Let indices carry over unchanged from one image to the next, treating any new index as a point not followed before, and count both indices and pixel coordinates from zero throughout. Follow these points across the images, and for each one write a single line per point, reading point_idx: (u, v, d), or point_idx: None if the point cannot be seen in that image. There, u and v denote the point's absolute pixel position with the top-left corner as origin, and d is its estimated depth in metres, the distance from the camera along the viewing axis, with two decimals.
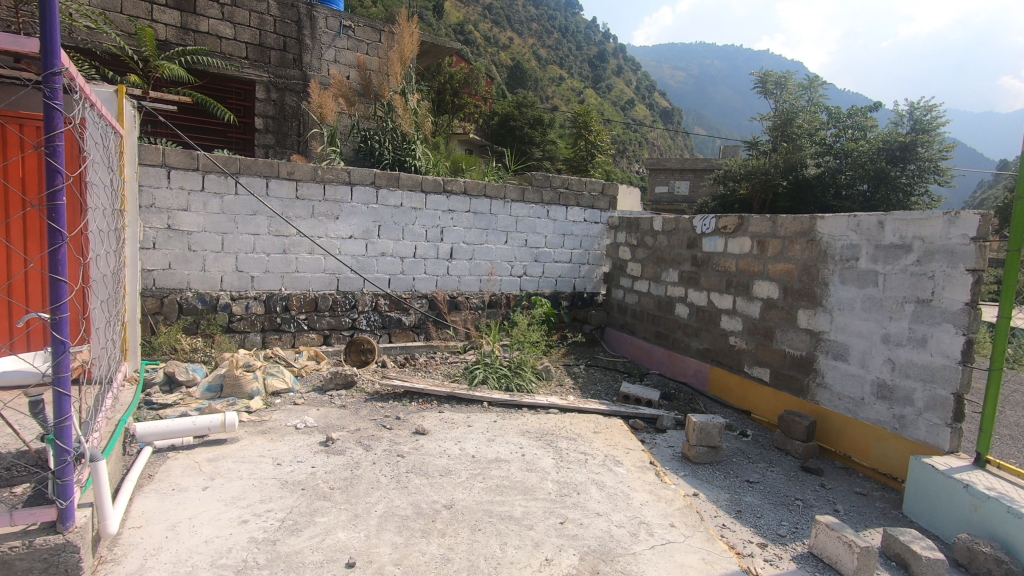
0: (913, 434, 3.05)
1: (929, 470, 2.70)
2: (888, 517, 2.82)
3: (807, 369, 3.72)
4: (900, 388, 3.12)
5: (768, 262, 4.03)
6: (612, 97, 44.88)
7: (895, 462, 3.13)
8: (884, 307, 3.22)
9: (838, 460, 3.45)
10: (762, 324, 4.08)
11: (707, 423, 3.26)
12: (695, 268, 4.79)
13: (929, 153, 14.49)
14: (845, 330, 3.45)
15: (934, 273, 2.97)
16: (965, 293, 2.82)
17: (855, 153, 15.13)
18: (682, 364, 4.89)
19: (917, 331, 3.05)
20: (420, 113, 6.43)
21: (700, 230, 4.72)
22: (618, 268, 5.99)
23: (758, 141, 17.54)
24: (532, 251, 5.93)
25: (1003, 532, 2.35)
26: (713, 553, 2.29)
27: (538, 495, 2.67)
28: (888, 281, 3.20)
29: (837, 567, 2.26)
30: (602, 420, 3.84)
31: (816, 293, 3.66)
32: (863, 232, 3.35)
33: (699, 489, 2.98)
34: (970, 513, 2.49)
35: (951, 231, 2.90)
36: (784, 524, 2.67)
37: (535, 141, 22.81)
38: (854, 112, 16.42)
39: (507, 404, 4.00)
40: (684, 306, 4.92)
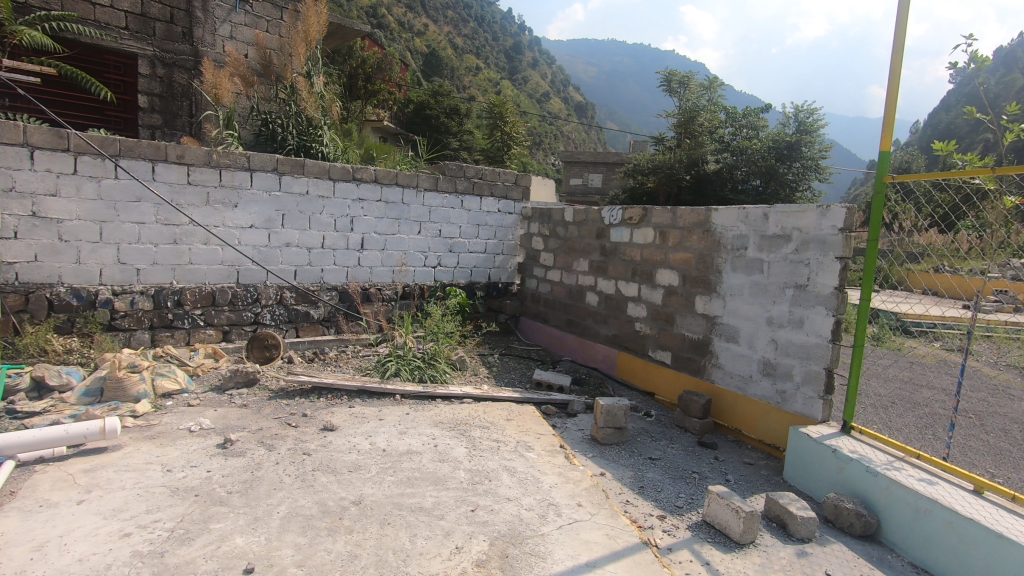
0: (793, 407, 3.36)
1: (804, 439, 2.99)
2: (770, 483, 3.09)
3: (703, 351, 3.99)
4: (781, 365, 3.43)
5: (669, 251, 4.26)
6: (527, 89, 45.40)
7: (777, 434, 3.44)
8: (768, 292, 3.51)
9: (730, 434, 3.74)
10: (663, 310, 4.31)
11: (613, 405, 3.42)
12: (604, 257, 4.97)
13: (810, 152, 15.97)
14: (736, 314, 3.72)
15: (809, 260, 3.28)
16: (834, 278, 3.13)
17: (748, 150, 16.34)
18: (592, 350, 5.08)
19: (795, 313, 3.35)
20: (326, 97, 6.17)
21: (607, 220, 4.89)
22: (532, 258, 6.09)
23: (663, 137, 18.42)
24: (446, 241, 5.88)
25: (862, 489, 2.65)
26: (616, 528, 2.40)
27: (449, 485, 2.67)
28: (771, 268, 3.49)
29: (725, 532, 2.46)
30: (514, 407, 3.91)
31: (711, 280, 3.92)
32: (750, 223, 3.62)
33: (606, 468, 3.11)
34: (836, 474, 2.78)
35: (822, 222, 3.20)
36: (681, 496, 2.86)
37: (451, 131, 22.63)
38: (748, 113, 17.61)
39: (420, 396, 3.96)
40: (594, 294, 5.09)
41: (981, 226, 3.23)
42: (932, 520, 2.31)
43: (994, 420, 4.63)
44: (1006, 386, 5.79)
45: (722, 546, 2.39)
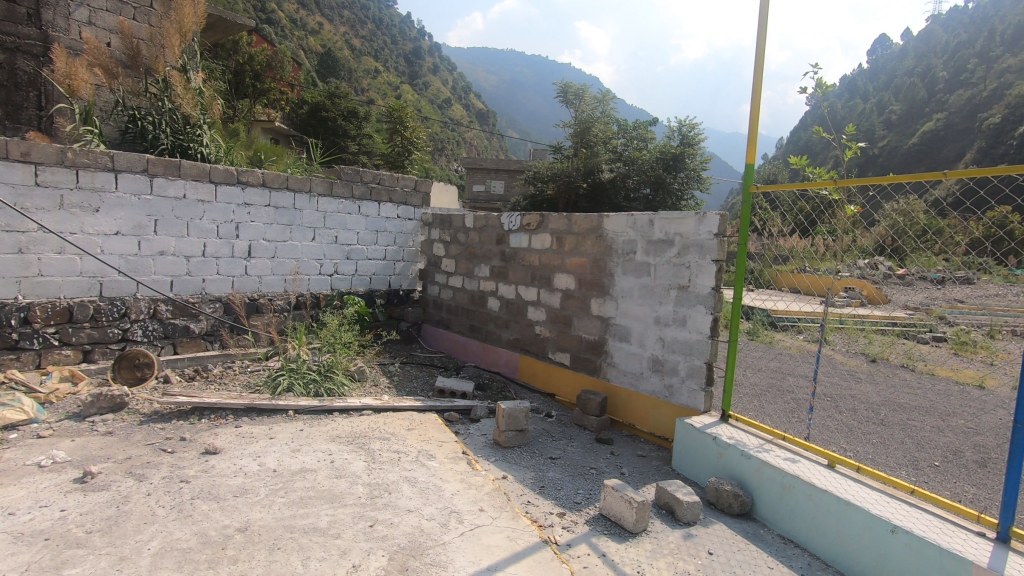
0: (679, 400, 3.60)
1: (689, 429, 3.22)
2: (661, 473, 3.29)
3: (598, 351, 4.17)
4: (668, 361, 3.66)
5: (565, 256, 4.41)
6: (429, 95, 45.07)
7: (665, 426, 3.67)
8: (655, 293, 3.74)
9: (625, 429, 3.94)
10: (562, 313, 4.46)
11: (514, 408, 3.48)
12: (504, 263, 5.04)
13: (693, 164, 17.26)
14: (627, 315, 3.93)
15: (689, 263, 3.54)
16: (711, 279, 3.40)
17: (639, 161, 17.34)
18: (494, 355, 5.13)
19: (679, 312, 3.60)
20: (205, 94, 5.72)
21: (507, 226, 4.98)
22: (433, 265, 6.03)
23: (561, 146, 19.05)
24: (342, 248, 5.67)
25: (738, 472, 2.90)
26: (517, 530, 2.43)
27: (345, 501, 2.56)
28: (657, 270, 3.73)
29: (620, 523, 2.58)
30: (416, 416, 3.85)
31: (604, 283, 4.11)
32: (638, 229, 3.85)
33: (508, 471, 3.15)
34: (717, 460, 3.02)
35: (700, 228, 3.48)
36: (579, 492, 2.96)
37: (349, 134, 21.91)
38: (638, 125, 18.68)
39: (315, 411, 3.77)
40: (495, 299, 5.15)
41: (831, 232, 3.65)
42: (794, 495, 2.58)
43: (845, 401, 5.28)
44: (854, 371, 6.62)
45: (617, 537, 2.51)
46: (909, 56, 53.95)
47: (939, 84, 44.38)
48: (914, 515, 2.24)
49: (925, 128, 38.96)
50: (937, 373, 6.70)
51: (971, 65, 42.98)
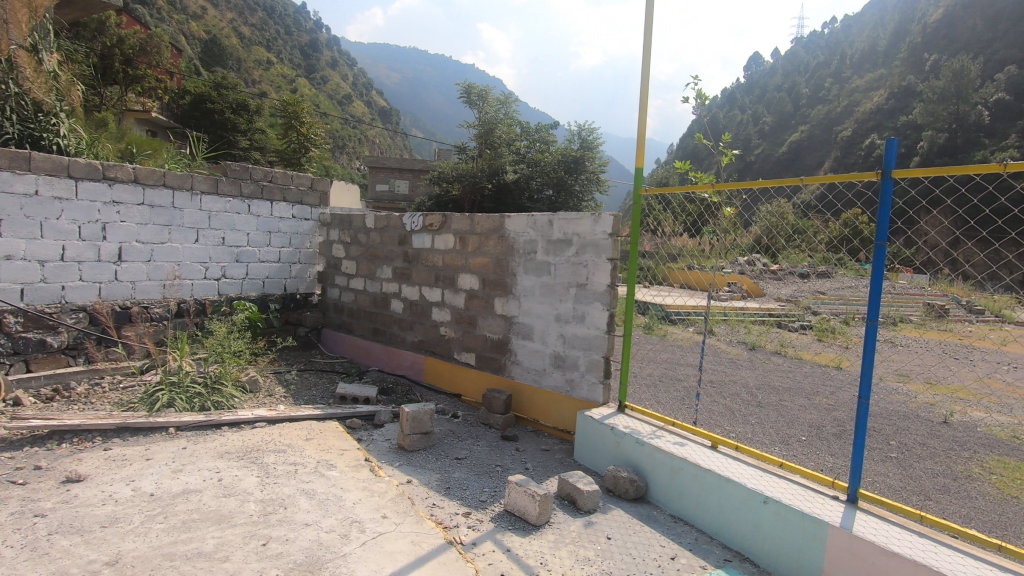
0: (579, 393, 3.74)
1: (588, 421, 3.36)
2: (564, 465, 3.41)
3: (502, 350, 4.23)
4: (568, 356, 3.79)
5: (468, 256, 4.43)
6: (327, 90, 43.24)
7: (567, 419, 3.80)
8: (555, 292, 3.85)
9: (530, 425, 4.03)
10: (466, 313, 4.47)
11: (419, 411, 3.44)
12: (406, 264, 4.97)
13: (592, 166, 18.01)
14: (530, 313, 4.02)
15: (586, 262, 3.68)
16: (606, 277, 3.56)
17: (541, 163, 17.83)
18: (399, 357, 5.04)
19: (578, 309, 3.73)
20: (61, 79, 5.21)
21: (409, 227, 4.90)
22: (332, 266, 5.80)
23: (466, 146, 19.11)
24: (231, 250, 5.30)
25: (634, 458, 3.06)
26: (421, 533, 2.41)
27: (235, 521, 2.40)
28: (557, 269, 3.84)
29: (524, 517, 2.63)
30: (315, 425, 3.68)
31: (507, 282, 4.17)
32: (538, 229, 3.94)
33: (412, 475, 3.10)
34: (614, 448, 3.18)
35: (595, 228, 3.63)
36: (485, 490, 2.98)
37: (239, 129, 20.48)
38: (540, 128, 19.23)
39: (201, 426, 3.49)
40: (398, 301, 5.06)
41: (716, 233, 3.95)
42: (682, 476, 2.77)
43: (728, 386, 5.78)
44: (735, 358, 7.27)
45: (521, 531, 2.56)
46: (778, 73, 59.95)
47: (803, 100, 49.77)
48: (782, 486, 2.49)
49: (792, 139, 43.51)
50: (804, 357, 7.52)
51: (827, 83, 48.62)
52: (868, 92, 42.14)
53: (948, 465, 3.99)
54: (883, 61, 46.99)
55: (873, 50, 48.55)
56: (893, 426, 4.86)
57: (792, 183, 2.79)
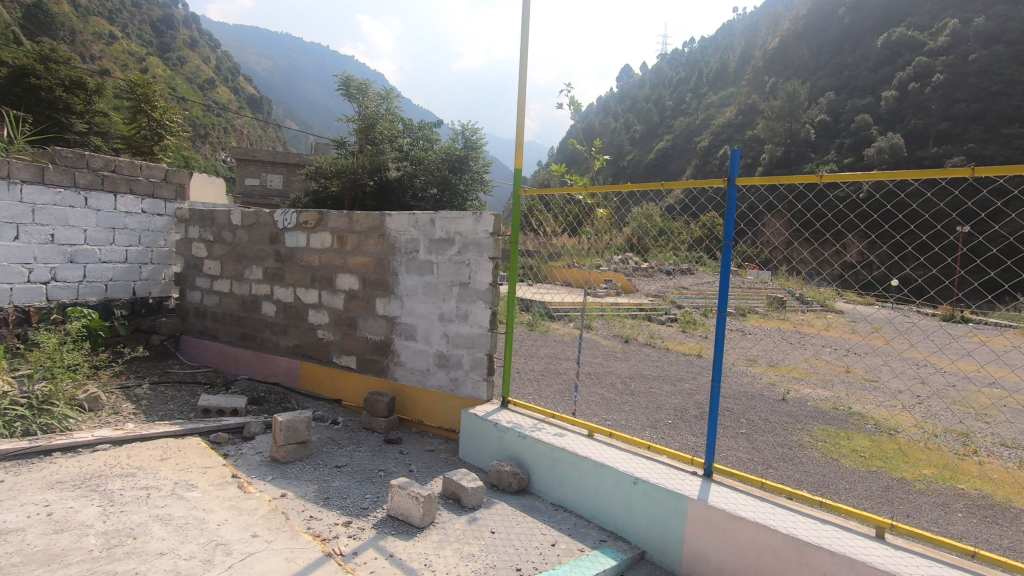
0: (463, 392, 3.75)
1: (472, 418, 3.39)
2: (449, 464, 3.41)
3: (384, 351, 4.12)
4: (452, 355, 3.79)
5: (347, 256, 4.25)
6: (185, 72, 39.20)
7: (452, 418, 3.80)
8: (438, 291, 3.83)
9: (414, 427, 3.98)
10: (345, 315, 4.29)
11: (294, 420, 3.24)
12: (278, 264, 4.65)
13: (476, 166, 18.20)
14: (412, 313, 3.95)
15: (468, 261, 3.70)
16: (488, 275, 3.60)
17: (425, 161, 17.64)
18: (271, 364, 4.72)
19: (461, 308, 3.73)
20: None
21: (281, 224, 4.60)
22: (191, 267, 5.27)
23: (345, 142, 18.37)
24: (62, 248, 4.63)
25: (516, 452, 3.15)
26: (296, 549, 2.27)
27: (69, 559, 2.09)
28: (439, 268, 3.82)
29: (407, 520, 2.59)
30: (172, 443, 3.33)
31: (388, 282, 4.06)
32: (420, 228, 3.89)
33: (287, 488, 2.92)
34: (498, 443, 3.24)
35: (477, 227, 3.65)
36: (366, 496, 2.89)
37: (73, 110, 17.63)
38: (423, 126, 19.12)
39: (25, 454, 3.00)
40: (270, 304, 4.73)
41: (594, 232, 4.15)
42: (562, 465, 2.90)
43: (604, 377, 6.16)
44: (612, 351, 7.76)
45: (404, 534, 2.51)
46: (646, 86, 64.88)
47: (667, 112, 54.32)
48: (649, 466, 2.69)
49: (659, 147, 47.26)
50: (670, 347, 8.21)
51: (688, 98, 53.51)
52: (721, 108, 47.08)
53: (785, 436, 4.60)
54: (732, 81, 52.72)
55: (725, 71, 54.31)
56: (742, 405, 5.50)
57: (654, 188, 3.02)
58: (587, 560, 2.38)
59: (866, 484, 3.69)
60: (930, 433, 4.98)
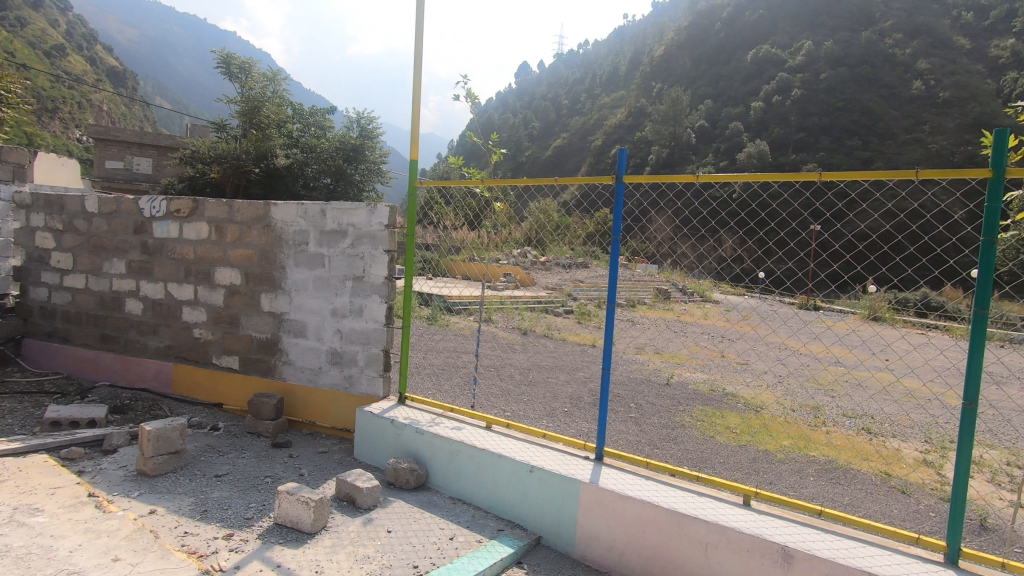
0: (358, 389, 3.62)
1: (368, 416, 3.29)
2: (343, 465, 3.28)
3: (271, 350, 3.87)
4: (346, 352, 3.63)
5: (226, 248, 3.93)
6: (26, 35, 33.96)
7: (347, 417, 3.67)
8: (330, 285, 3.64)
9: (305, 428, 3.80)
10: (226, 312, 3.97)
11: (165, 428, 2.94)
12: (145, 257, 4.19)
13: (372, 156, 17.68)
14: (302, 309, 3.73)
15: (363, 254, 3.54)
16: (383, 269, 3.47)
17: (317, 149, 16.81)
18: (138, 368, 4.26)
19: (355, 303, 3.57)
20: None
21: (147, 212, 4.14)
22: (35, 260, 4.60)
23: (226, 125, 16.94)
24: None
25: (414, 449, 3.10)
26: (167, 571, 2.07)
27: None
28: (331, 262, 3.64)
29: (297, 527, 2.46)
30: (11, 463, 2.89)
31: (275, 276, 3.80)
32: (309, 219, 3.68)
33: (157, 504, 2.64)
34: (395, 440, 3.17)
35: (371, 219, 3.51)
36: (251, 505, 2.70)
37: None
38: (314, 112, 18.40)
39: None
40: (136, 301, 4.25)
41: (493, 226, 4.17)
42: (460, 458, 2.89)
43: (503, 369, 6.25)
44: (511, 343, 7.89)
45: (294, 542, 2.38)
46: (543, 85, 66.58)
47: (563, 110, 56.04)
48: (544, 454, 2.77)
49: (555, 144, 48.63)
50: (566, 338, 8.51)
51: (583, 98, 55.63)
52: (613, 109, 49.48)
53: (669, 418, 4.95)
54: (622, 84, 55.57)
55: (616, 74, 57.09)
56: (631, 391, 5.84)
57: (547, 183, 3.07)
58: (484, 550, 2.40)
59: (736, 456, 4.09)
60: (789, 408, 5.61)
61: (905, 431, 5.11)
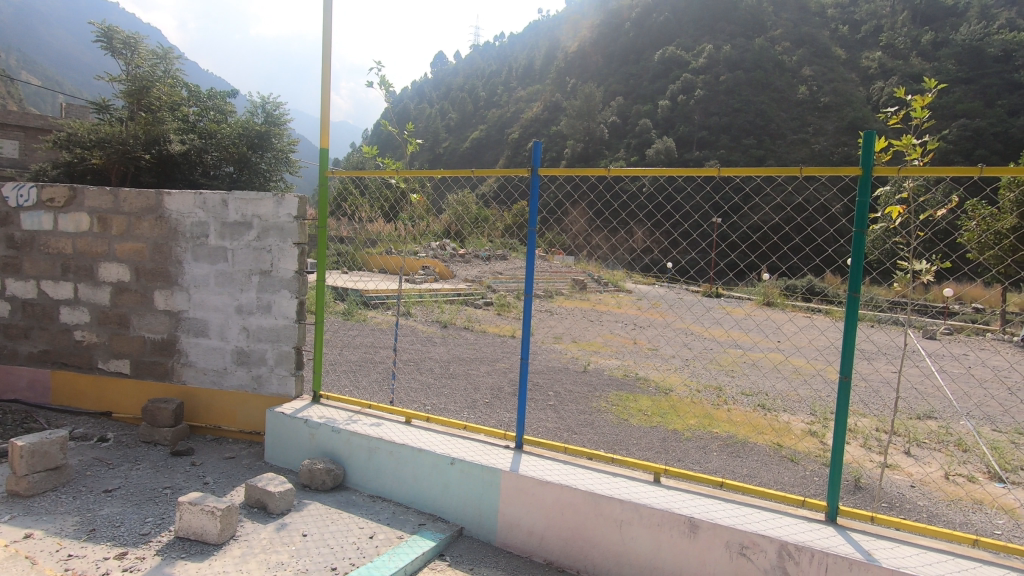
0: (267, 390, 3.43)
1: (279, 417, 3.13)
2: (253, 470, 3.11)
3: (167, 351, 3.57)
4: (254, 351, 3.42)
5: (112, 241, 3.57)
6: None
7: (256, 419, 3.47)
8: (234, 281, 3.41)
9: (209, 433, 3.56)
10: (113, 311, 3.61)
11: (41, 442, 2.64)
12: (13, 252, 3.72)
13: (280, 144, 16.91)
14: (202, 306, 3.48)
15: (270, 247, 3.34)
16: (293, 263, 3.30)
17: (217, 134, 15.77)
18: (9, 377, 3.80)
19: (262, 299, 3.37)
20: None
21: (14, 202, 3.68)
22: None
23: (109, 106, 15.37)
24: None
25: (330, 448, 3.00)
26: None
27: None
28: (235, 256, 3.40)
29: (202, 538, 2.30)
30: None
31: (170, 272, 3.51)
32: (209, 209, 3.43)
33: (34, 527, 2.38)
34: (309, 441, 3.04)
35: (279, 210, 3.32)
36: (147, 520, 2.50)
37: None
38: (213, 95, 17.15)
39: None
40: (2, 302, 3.77)
41: (410, 218, 4.08)
42: (379, 455, 2.83)
43: (423, 363, 6.19)
44: (431, 336, 7.83)
45: (199, 556, 2.23)
46: (459, 76, 66.19)
47: (481, 102, 55.86)
48: (466, 446, 2.78)
49: (473, 136, 48.52)
50: (486, 330, 8.55)
51: (499, 91, 55.88)
52: (529, 103, 50.15)
53: (586, 404, 5.13)
54: (538, 78, 56.27)
55: (532, 68, 57.94)
56: (550, 379, 5.99)
57: (462, 174, 3.00)
58: (406, 546, 2.37)
59: (648, 437, 4.31)
60: (695, 389, 6.00)
61: (794, 405, 5.63)
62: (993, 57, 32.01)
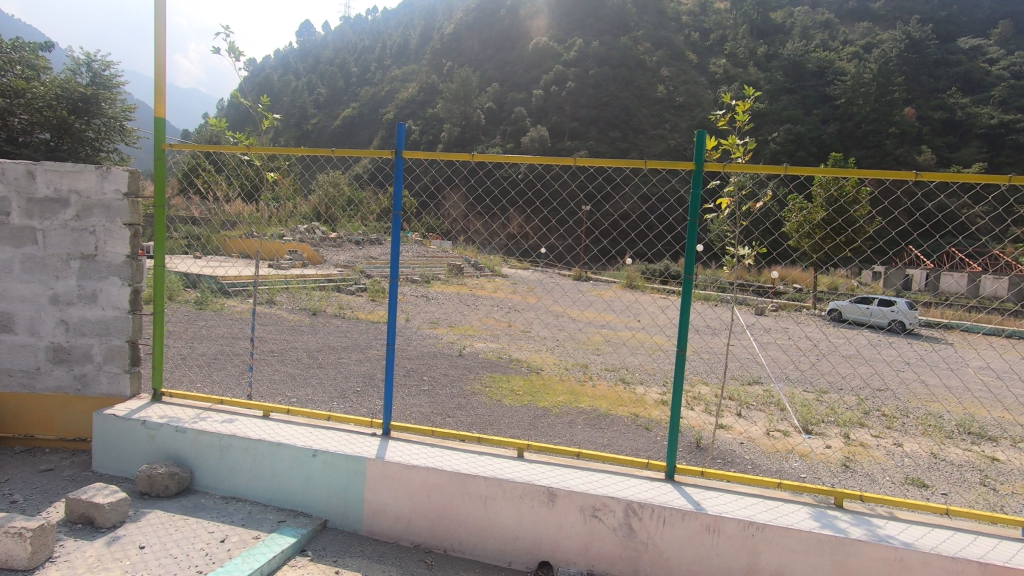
0: (94, 390, 3.00)
1: (110, 421, 2.79)
2: (76, 482, 2.75)
3: None
4: (76, 347, 2.97)
5: None
6: None
7: (79, 424, 3.05)
8: (46, 266, 2.93)
9: (19, 444, 3.08)
10: None
11: None
12: None
13: (111, 110, 14.77)
14: (5, 297, 2.95)
15: (93, 228, 2.91)
16: (124, 246, 2.91)
17: (26, 93, 13.33)
18: None
19: (85, 287, 2.93)
20: None
21: None
22: None
23: None
24: None
25: (173, 450, 2.73)
26: None
27: None
28: (47, 238, 2.92)
29: (8, 566, 2.00)
30: None
31: None
32: (10, 182, 2.91)
33: None
34: (148, 444, 2.75)
35: (104, 186, 2.91)
36: None
37: None
38: (19, 46, 14.53)
39: None
40: None
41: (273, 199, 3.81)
42: (231, 453, 2.63)
43: (289, 353, 5.85)
44: (298, 324, 7.42)
45: None
46: (328, 50, 62.52)
47: (353, 79, 53.39)
48: (329, 436, 2.68)
49: (345, 114, 46.23)
50: (359, 317, 8.27)
51: (372, 69, 53.76)
52: (405, 83, 48.85)
53: (461, 387, 5.21)
54: (413, 59, 54.91)
55: (407, 48, 56.56)
56: (425, 364, 5.99)
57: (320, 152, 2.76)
58: (262, 546, 2.24)
59: (519, 416, 4.48)
60: (563, 367, 6.36)
61: (648, 378, 6.21)
62: (811, 72, 37.24)
